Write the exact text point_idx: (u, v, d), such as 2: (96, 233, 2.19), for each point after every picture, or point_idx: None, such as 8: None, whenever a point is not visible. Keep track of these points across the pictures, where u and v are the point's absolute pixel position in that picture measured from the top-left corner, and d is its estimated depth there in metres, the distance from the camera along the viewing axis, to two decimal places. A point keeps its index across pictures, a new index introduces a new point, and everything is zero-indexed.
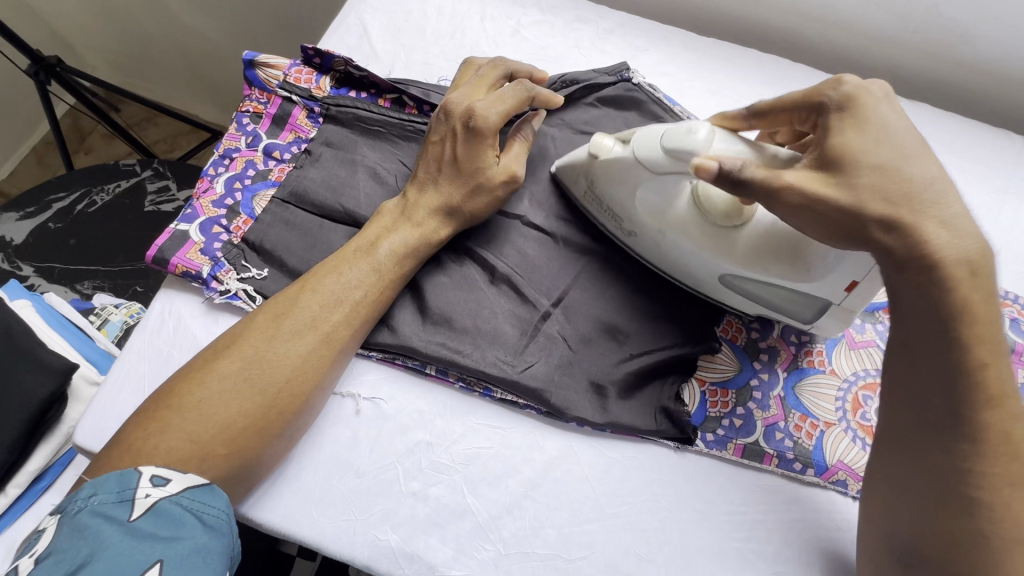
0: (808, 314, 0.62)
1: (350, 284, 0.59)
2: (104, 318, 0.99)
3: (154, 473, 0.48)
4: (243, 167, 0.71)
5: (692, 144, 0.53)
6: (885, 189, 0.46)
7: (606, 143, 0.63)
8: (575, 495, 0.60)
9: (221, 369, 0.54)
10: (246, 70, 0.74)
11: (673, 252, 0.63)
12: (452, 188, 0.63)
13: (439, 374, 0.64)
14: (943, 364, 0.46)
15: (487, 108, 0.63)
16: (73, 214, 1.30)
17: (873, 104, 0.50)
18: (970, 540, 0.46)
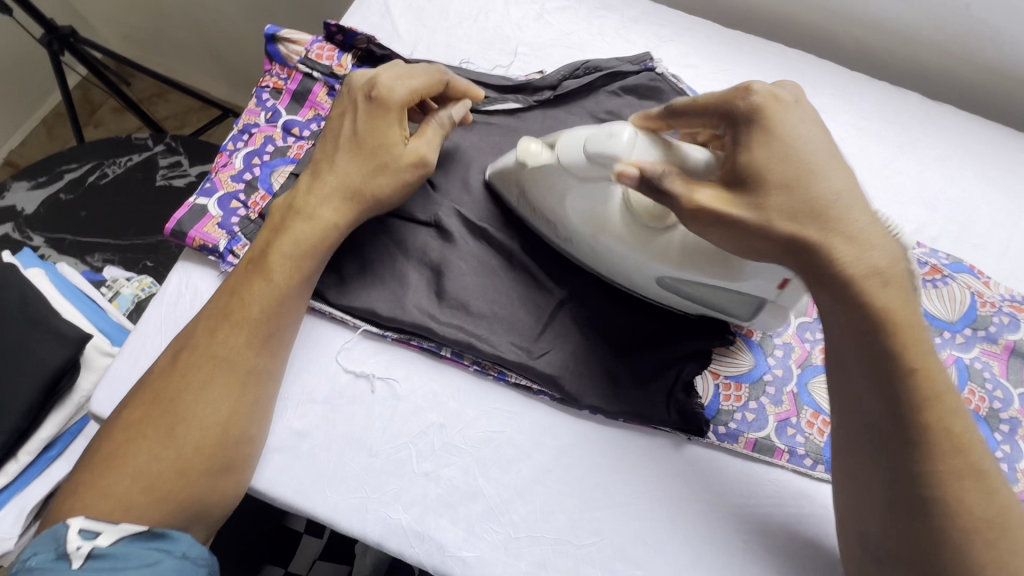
0: (747, 312, 0.60)
1: (250, 298, 0.58)
2: (116, 291, 1.00)
3: (81, 527, 0.49)
4: (262, 143, 0.71)
5: (611, 150, 0.52)
6: (791, 207, 0.48)
7: (533, 146, 0.60)
8: (585, 481, 0.61)
9: (136, 423, 0.55)
10: (267, 45, 0.73)
11: (607, 254, 0.61)
12: (350, 166, 0.61)
13: (454, 356, 0.64)
14: (876, 373, 0.49)
15: (393, 82, 0.61)
16: (85, 185, 1.30)
17: (782, 116, 0.50)
18: (934, 538, 0.48)
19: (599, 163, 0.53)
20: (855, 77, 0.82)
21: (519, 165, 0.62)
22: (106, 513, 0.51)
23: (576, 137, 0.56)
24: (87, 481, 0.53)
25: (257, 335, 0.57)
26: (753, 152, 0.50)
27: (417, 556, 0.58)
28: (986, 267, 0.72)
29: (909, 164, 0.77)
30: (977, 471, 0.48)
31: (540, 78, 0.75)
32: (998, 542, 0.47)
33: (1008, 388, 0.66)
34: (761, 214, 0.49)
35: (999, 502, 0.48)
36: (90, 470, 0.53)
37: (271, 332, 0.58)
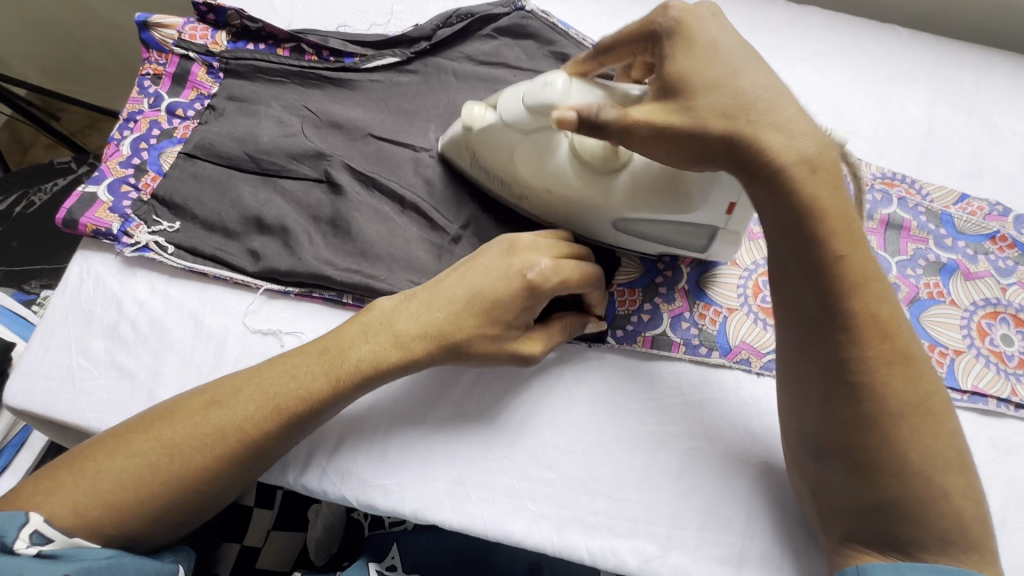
0: (701, 242, 0.64)
1: (294, 389, 0.54)
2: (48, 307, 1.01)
3: (36, 529, 0.47)
4: (148, 128, 0.72)
5: (547, 96, 0.55)
6: (720, 106, 0.49)
7: (475, 110, 0.64)
8: (494, 399, 0.64)
9: (132, 446, 0.51)
10: (141, 33, 0.74)
11: (560, 205, 0.64)
12: (441, 319, 0.57)
13: (357, 302, 0.66)
14: (805, 266, 0.50)
15: (543, 272, 0.57)
16: (12, 216, 1.29)
17: (700, 27, 0.51)
18: (860, 423, 0.49)
19: (540, 111, 0.56)
20: None
21: (466, 132, 0.65)
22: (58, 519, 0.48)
23: (516, 93, 0.60)
24: (60, 480, 0.50)
25: (268, 415, 0.53)
26: (678, 63, 0.50)
27: (338, 490, 0.60)
28: (858, 151, 0.76)
29: (780, 67, 0.80)
30: (903, 354, 0.49)
31: (415, 29, 0.77)
32: (920, 422, 0.49)
33: (887, 258, 0.70)
34: (694, 119, 0.49)
35: (923, 385, 0.49)
36: (64, 466, 0.51)
37: (296, 426, 0.55)
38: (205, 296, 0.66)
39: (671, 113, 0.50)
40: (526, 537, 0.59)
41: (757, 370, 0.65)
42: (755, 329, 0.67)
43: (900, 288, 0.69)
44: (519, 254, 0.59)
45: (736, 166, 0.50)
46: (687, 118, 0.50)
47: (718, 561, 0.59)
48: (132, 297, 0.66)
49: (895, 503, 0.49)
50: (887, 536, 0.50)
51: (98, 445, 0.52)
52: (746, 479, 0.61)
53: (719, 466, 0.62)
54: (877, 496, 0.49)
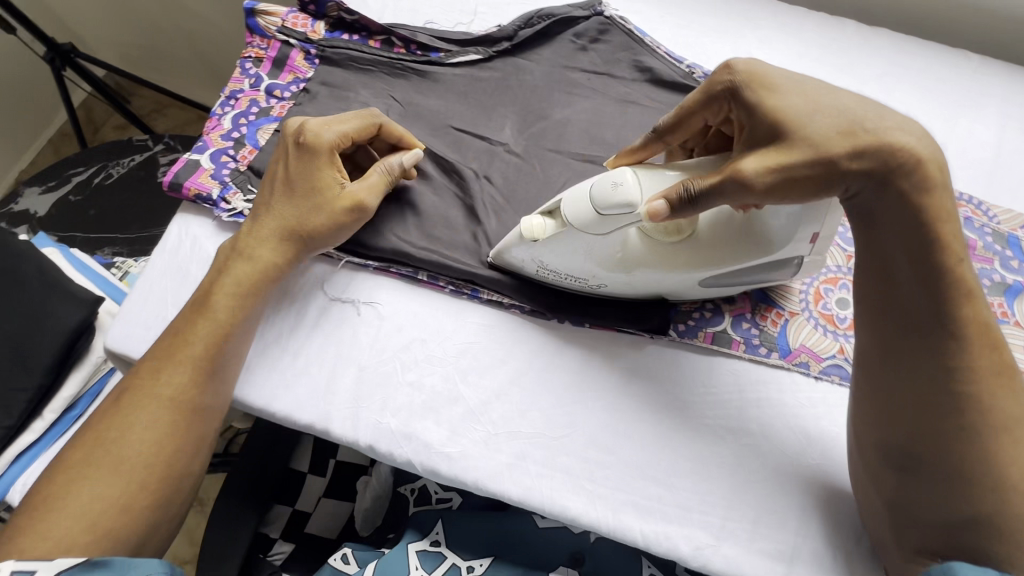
0: (788, 272, 0.65)
1: (162, 358, 0.59)
2: (126, 271, 1.07)
3: (15, 568, 0.47)
4: (247, 105, 0.78)
5: (623, 197, 0.54)
6: (836, 127, 0.49)
7: (535, 222, 0.60)
8: (556, 381, 0.66)
9: (67, 476, 0.53)
10: (247, 19, 0.80)
11: (643, 282, 0.64)
12: (285, 207, 0.65)
13: (431, 279, 0.70)
14: (922, 277, 0.49)
15: (321, 128, 0.65)
16: (91, 186, 1.38)
17: (771, 71, 0.53)
18: (960, 434, 0.49)
19: (617, 212, 0.55)
20: (794, 11, 0.88)
21: (526, 241, 0.62)
22: (45, 553, 0.49)
23: (576, 196, 0.57)
24: (31, 523, 0.51)
25: (192, 372, 0.59)
26: (767, 104, 0.51)
27: (405, 455, 0.63)
28: None
29: (849, 84, 0.82)
30: (1007, 368, 0.50)
31: (498, 30, 0.81)
32: (1021, 438, 0.49)
33: None
34: (815, 149, 0.48)
35: (1021, 402, 0.50)
36: (27, 514, 0.52)
37: (213, 368, 0.60)
38: None
39: (784, 150, 0.49)
40: (581, 516, 0.61)
41: (815, 375, 0.67)
42: (815, 334, 0.68)
43: None
44: (292, 129, 0.67)
45: (864, 176, 0.49)
46: (812, 147, 0.48)
47: (769, 556, 0.60)
48: None
49: (979, 516, 0.49)
50: (972, 550, 0.49)
51: (47, 486, 0.53)
52: (800, 478, 0.62)
53: (774, 463, 0.63)
54: (966, 504, 0.49)
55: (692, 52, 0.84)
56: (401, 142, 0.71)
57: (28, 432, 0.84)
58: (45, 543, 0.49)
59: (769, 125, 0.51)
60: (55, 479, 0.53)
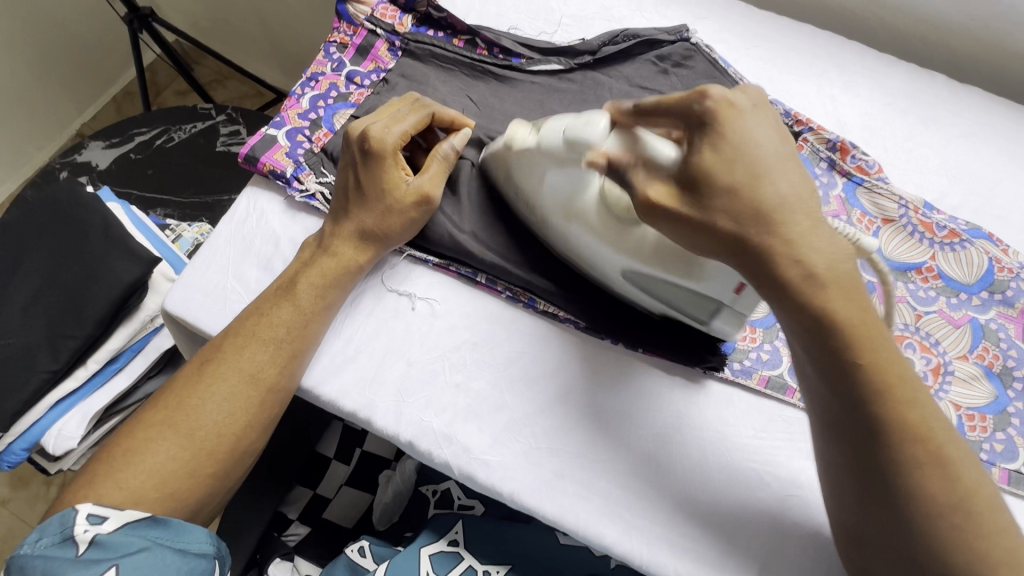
0: (705, 316, 0.62)
1: (255, 333, 0.61)
2: (178, 235, 1.09)
3: (89, 512, 0.50)
4: (327, 89, 0.79)
5: (586, 135, 0.56)
6: (737, 211, 0.49)
7: (520, 130, 0.64)
8: (603, 403, 0.65)
9: (147, 432, 0.56)
10: (337, 5, 0.81)
11: (579, 246, 0.64)
12: (359, 212, 0.65)
13: (489, 283, 0.69)
14: (830, 369, 0.49)
15: (383, 131, 0.65)
16: (153, 147, 1.42)
17: (737, 120, 0.51)
18: (900, 522, 0.48)
19: (575, 147, 0.57)
20: (883, 58, 0.86)
21: (506, 149, 0.65)
22: (118, 502, 0.52)
23: (558, 122, 0.60)
24: (100, 472, 0.54)
25: (280, 355, 0.61)
26: (704, 158, 0.51)
27: (444, 457, 0.62)
28: (1006, 237, 0.75)
29: (934, 139, 0.80)
30: (938, 457, 0.48)
31: (582, 43, 0.81)
32: (966, 521, 0.47)
33: None
34: (704, 214, 0.50)
35: (963, 482, 0.48)
36: (103, 461, 0.55)
37: (297, 350, 0.62)
38: None
39: (683, 203, 0.51)
40: (614, 545, 0.60)
41: None
42: None
43: None
44: (355, 134, 0.66)
45: (753, 271, 0.50)
46: (700, 217, 0.50)
47: None
48: (289, 238, 0.71)
49: None
50: None
51: (127, 437, 0.56)
52: None
53: (821, 521, 0.60)
54: None
55: (774, 88, 0.82)
56: (452, 125, 0.70)
57: (71, 380, 0.85)
58: (119, 492, 0.52)
59: (687, 175, 0.51)
60: (137, 433, 0.56)
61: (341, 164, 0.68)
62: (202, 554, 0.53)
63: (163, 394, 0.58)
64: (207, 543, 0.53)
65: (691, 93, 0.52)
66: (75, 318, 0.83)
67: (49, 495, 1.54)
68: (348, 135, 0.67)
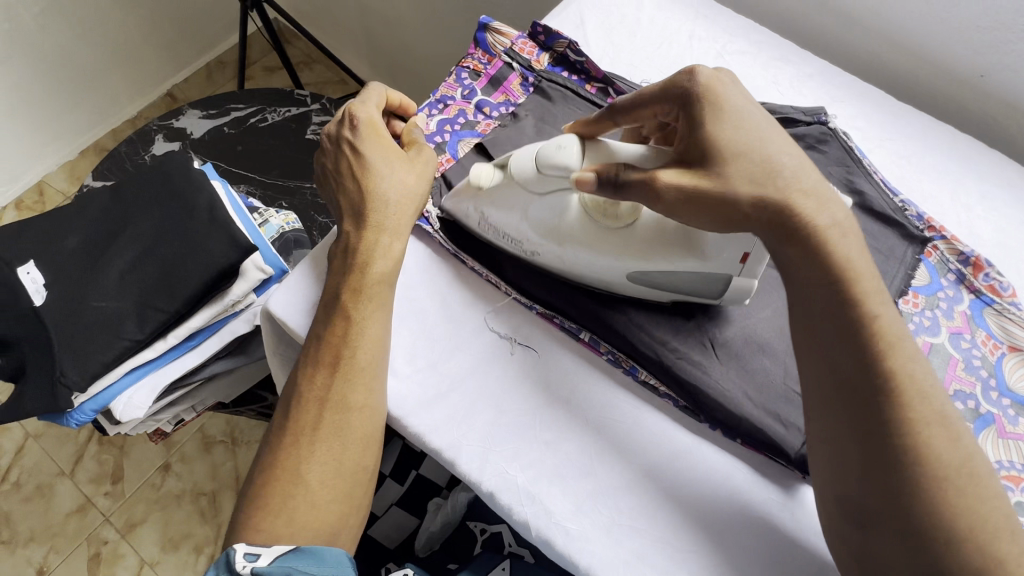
0: (715, 289, 0.65)
1: (335, 357, 0.60)
2: (264, 219, 1.09)
3: (246, 550, 0.54)
4: (455, 114, 0.79)
5: (560, 158, 0.61)
6: (749, 173, 0.54)
7: (483, 173, 0.67)
8: (694, 490, 0.62)
9: (267, 477, 0.57)
10: (478, 33, 0.82)
11: (572, 261, 0.67)
12: (356, 190, 0.66)
13: (592, 341, 0.68)
14: (838, 325, 0.51)
15: (361, 114, 0.68)
16: (247, 124, 1.44)
17: (724, 92, 0.57)
18: (906, 487, 0.47)
19: (556, 170, 0.61)
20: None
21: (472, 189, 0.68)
22: (266, 539, 0.55)
23: (527, 153, 0.64)
24: (247, 519, 0.57)
25: (361, 381, 0.60)
26: (710, 128, 0.55)
27: (524, 515, 0.60)
28: None
29: None
30: (940, 417, 0.49)
31: None
32: (966, 487, 0.47)
33: None
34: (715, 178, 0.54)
35: (963, 449, 0.48)
36: (244, 509, 0.57)
37: (374, 373, 0.61)
38: (455, 280, 0.71)
39: (696, 173, 0.55)
40: None
41: None
42: None
43: None
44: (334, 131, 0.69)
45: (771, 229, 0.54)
46: (715, 184, 0.54)
47: None
48: None
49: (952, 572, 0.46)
50: None
51: (254, 483, 0.58)
52: None
53: None
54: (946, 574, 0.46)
55: (905, 185, 0.79)
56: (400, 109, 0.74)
57: (150, 350, 0.86)
58: (263, 531, 0.55)
59: (697, 149, 0.55)
60: (260, 476, 0.58)
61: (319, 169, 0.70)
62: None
63: (270, 439, 0.60)
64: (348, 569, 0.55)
65: (680, 72, 0.59)
66: (167, 293, 0.84)
67: (79, 439, 1.57)
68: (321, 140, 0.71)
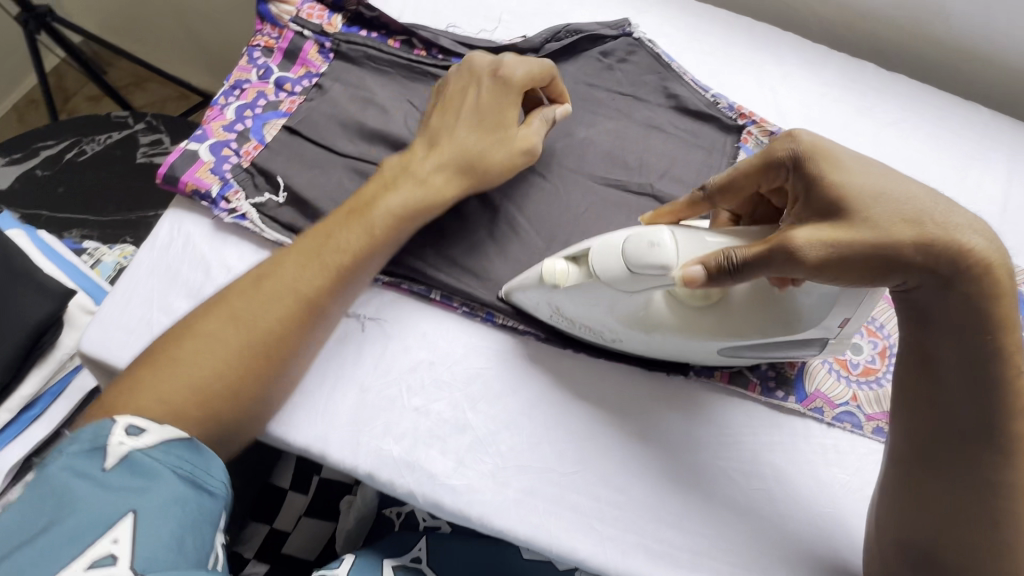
0: (812, 348, 0.60)
1: (336, 246, 0.58)
2: (97, 259, 0.99)
3: (127, 423, 0.47)
4: (254, 97, 0.72)
5: (650, 257, 0.50)
6: (900, 210, 0.44)
7: (558, 265, 0.56)
8: (569, 414, 0.63)
9: (198, 329, 0.53)
10: (259, 6, 0.75)
11: (666, 346, 0.60)
12: (464, 135, 0.63)
13: (443, 299, 0.66)
14: (961, 364, 0.47)
15: (512, 66, 0.64)
16: (62, 161, 1.29)
17: (839, 153, 0.49)
18: (985, 536, 0.48)
19: (642, 271, 0.50)
20: (820, 49, 0.87)
21: (548, 287, 0.58)
22: (157, 416, 0.49)
23: (607, 246, 0.53)
24: (140, 379, 0.51)
25: (334, 274, 0.57)
26: (832, 179, 0.47)
27: (407, 486, 0.59)
28: None
29: (868, 127, 0.82)
30: None
31: (525, 40, 0.78)
32: None
33: None
34: (877, 233, 0.44)
35: None
36: (139, 370, 0.51)
37: (349, 279, 0.58)
38: None
39: (839, 228, 0.45)
40: (591, 559, 0.58)
41: (829, 421, 0.65)
42: (830, 379, 0.67)
43: None
44: (484, 66, 0.65)
45: (928, 265, 0.44)
46: (853, 235, 0.44)
47: None
48: (221, 262, 0.65)
49: None
50: None
51: (169, 341, 0.53)
52: (810, 527, 0.61)
53: (783, 511, 0.61)
54: None
55: (716, 81, 0.83)
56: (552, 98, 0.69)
57: None
58: (151, 407, 0.49)
59: (831, 207, 0.46)
60: (161, 343, 0.53)
61: (445, 81, 0.67)
62: (211, 493, 0.49)
63: (220, 298, 0.55)
64: (216, 495, 0.49)
65: (781, 137, 0.52)
66: None
67: None
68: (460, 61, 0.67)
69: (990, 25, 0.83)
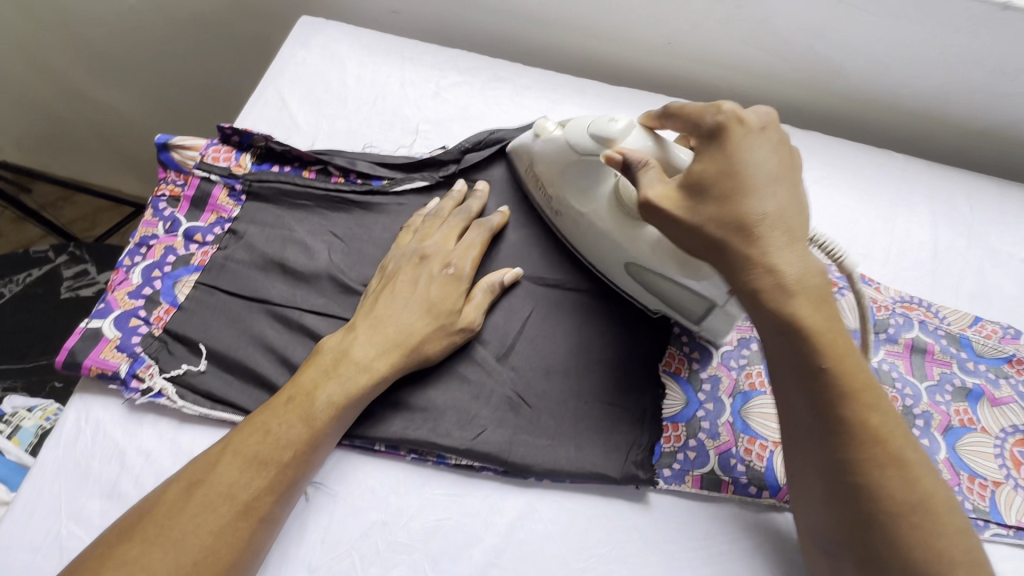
0: (698, 313, 0.66)
1: (277, 443, 0.53)
2: (16, 424, 0.85)
3: None
4: (162, 255, 0.68)
5: (608, 131, 0.61)
6: (727, 213, 0.51)
7: (547, 125, 0.69)
8: (540, 554, 0.59)
9: (120, 556, 0.47)
10: (160, 154, 0.72)
11: (589, 234, 0.67)
12: (411, 324, 0.62)
13: (390, 448, 0.62)
14: (835, 453, 0.48)
15: (461, 257, 0.66)
16: None
17: (741, 137, 0.54)
18: None
19: (600, 141, 0.61)
20: None
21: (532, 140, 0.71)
22: None
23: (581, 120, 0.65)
24: None
25: (277, 483, 0.52)
26: (702, 164, 0.54)
27: None
28: (874, 274, 0.79)
29: None
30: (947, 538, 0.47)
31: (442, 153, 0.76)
32: None
33: (916, 384, 0.71)
34: (693, 217, 0.52)
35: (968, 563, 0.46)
36: None
37: (293, 480, 0.54)
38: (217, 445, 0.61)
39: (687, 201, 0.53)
40: None
41: None
42: None
43: (933, 416, 0.69)
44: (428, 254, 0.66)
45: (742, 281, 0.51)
46: (688, 219, 0.52)
47: None
48: (137, 448, 0.59)
49: None
50: None
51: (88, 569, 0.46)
52: None
53: None
54: None
55: None
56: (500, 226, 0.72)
57: None
58: None
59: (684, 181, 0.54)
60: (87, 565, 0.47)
61: (394, 265, 0.66)
62: None
63: (145, 516, 0.49)
64: None
65: (709, 105, 0.56)
66: None
67: None
68: (410, 246, 0.68)
69: (887, 77, 0.87)
